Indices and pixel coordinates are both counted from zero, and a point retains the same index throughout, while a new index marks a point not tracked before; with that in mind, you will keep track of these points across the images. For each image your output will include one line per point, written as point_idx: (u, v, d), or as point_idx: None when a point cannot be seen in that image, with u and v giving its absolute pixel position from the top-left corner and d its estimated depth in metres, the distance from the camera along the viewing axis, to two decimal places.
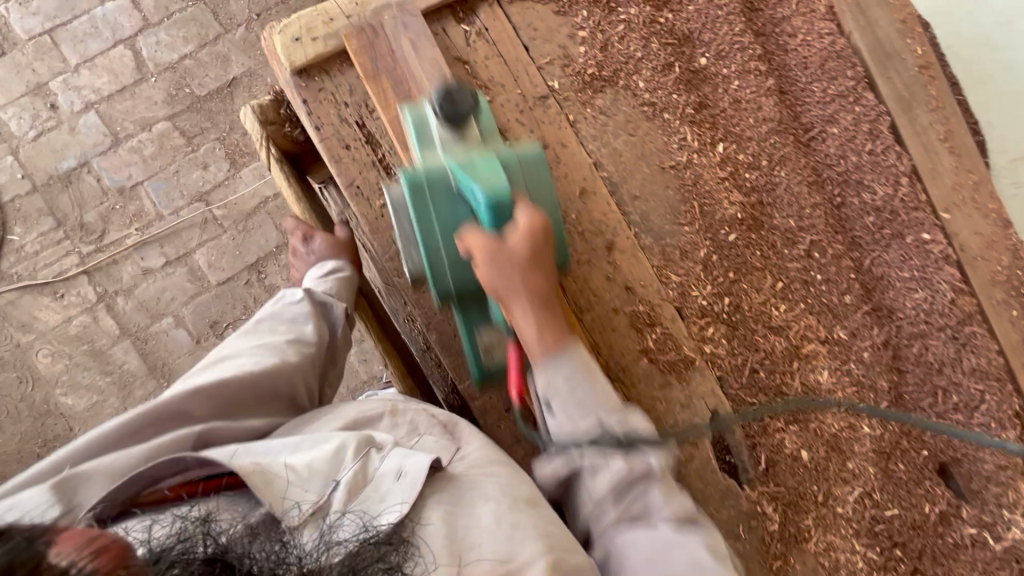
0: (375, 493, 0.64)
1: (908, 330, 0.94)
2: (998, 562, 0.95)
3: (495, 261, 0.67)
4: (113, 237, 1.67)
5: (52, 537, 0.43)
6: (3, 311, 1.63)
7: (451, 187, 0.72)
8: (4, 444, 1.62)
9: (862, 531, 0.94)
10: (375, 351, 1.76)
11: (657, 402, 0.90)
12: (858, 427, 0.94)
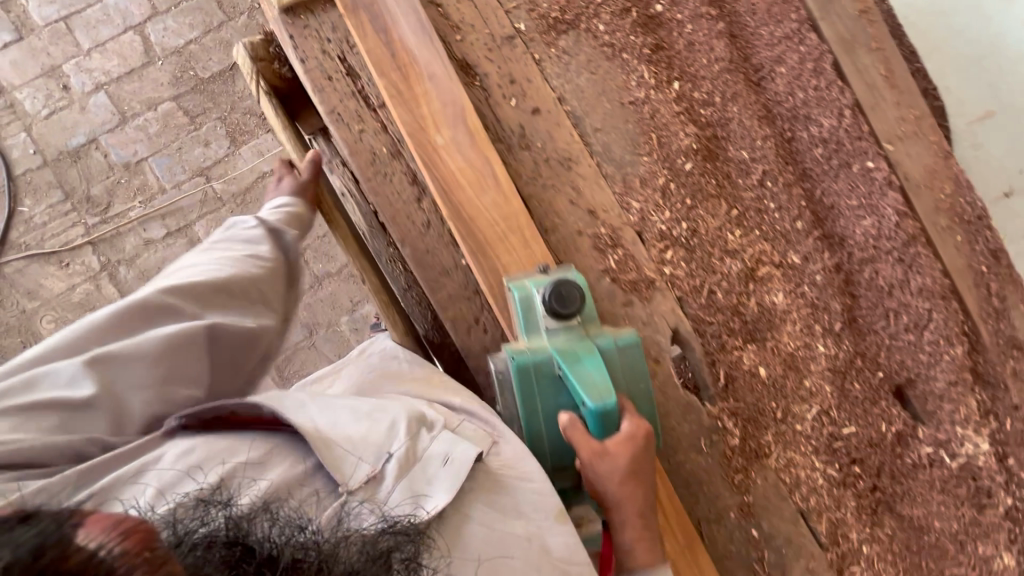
0: (426, 479, 0.64)
1: (858, 255, 1.00)
2: (955, 479, 0.99)
3: (597, 468, 0.72)
4: (117, 209, 1.75)
5: (79, 519, 0.39)
6: (10, 279, 1.70)
7: (556, 373, 0.78)
8: None
9: (821, 448, 0.98)
10: (366, 321, 1.82)
11: (620, 320, 0.95)
12: (813, 347, 0.99)
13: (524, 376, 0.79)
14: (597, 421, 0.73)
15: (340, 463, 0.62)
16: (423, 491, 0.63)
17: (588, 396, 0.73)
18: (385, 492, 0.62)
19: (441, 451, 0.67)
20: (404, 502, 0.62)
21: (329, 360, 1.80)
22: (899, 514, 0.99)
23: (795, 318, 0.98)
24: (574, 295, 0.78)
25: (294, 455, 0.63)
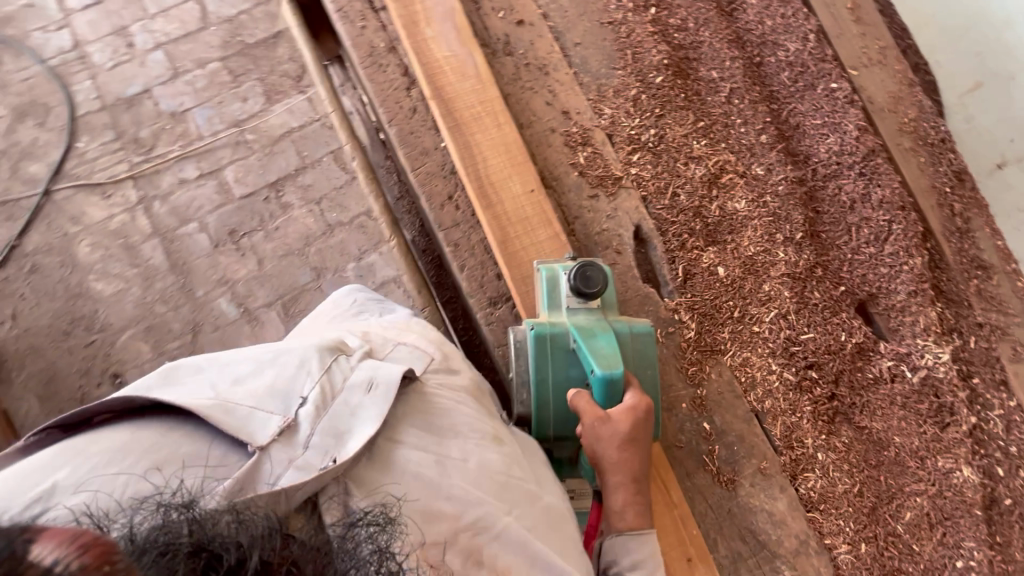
0: (348, 422, 0.82)
1: (822, 169, 1.28)
2: (918, 393, 1.17)
3: (597, 428, 0.97)
4: (159, 151, 1.94)
5: (34, 534, 0.46)
6: (58, 205, 1.88)
7: (570, 348, 1.07)
8: (37, 320, 1.81)
9: (780, 352, 1.16)
10: (371, 268, 1.93)
11: (584, 209, 1.22)
12: (772, 253, 1.19)
13: (544, 342, 1.07)
14: (604, 384, 0.98)
15: (253, 420, 0.78)
16: (345, 434, 0.81)
17: (600, 363, 0.99)
18: (303, 441, 0.78)
19: (355, 397, 0.84)
20: (323, 445, 0.78)
21: None
22: (856, 425, 1.15)
23: (756, 224, 1.21)
24: (597, 283, 1.06)
25: (206, 434, 0.77)
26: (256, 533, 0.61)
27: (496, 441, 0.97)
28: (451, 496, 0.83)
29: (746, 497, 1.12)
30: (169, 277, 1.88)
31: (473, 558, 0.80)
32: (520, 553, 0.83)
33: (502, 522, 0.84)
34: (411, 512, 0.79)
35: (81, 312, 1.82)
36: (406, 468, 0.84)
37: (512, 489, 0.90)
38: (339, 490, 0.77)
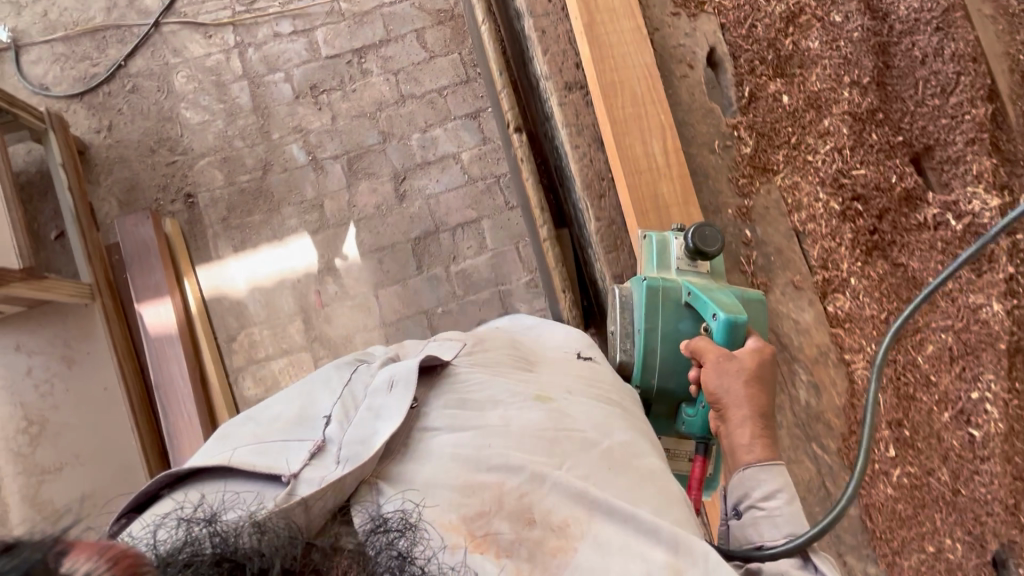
0: (372, 425, 0.79)
1: (900, 26, 1.27)
2: (960, 236, 1.18)
3: (719, 369, 0.95)
4: (260, 5, 2.08)
5: (64, 545, 0.45)
6: (164, 37, 2.04)
7: (682, 302, 1.05)
8: (128, 134, 1.97)
9: (827, 183, 1.18)
10: (434, 142, 2.03)
11: (666, 23, 1.24)
12: (840, 91, 1.20)
13: (656, 292, 1.04)
14: (731, 326, 0.96)
15: (285, 451, 0.77)
16: (371, 436, 0.77)
17: (725, 307, 0.97)
18: (333, 455, 0.75)
19: (378, 399, 0.83)
20: (350, 456, 0.74)
21: (393, 166, 2.01)
22: (892, 261, 1.18)
23: (827, 64, 1.21)
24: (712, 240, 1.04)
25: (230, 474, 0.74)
26: (277, 542, 0.60)
27: (540, 395, 0.91)
28: (490, 467, 0.78)
29: (776, 301, 1.15)
30: (250, 117, 2.02)
31: (524, 518, 0.75)
32: (576, 504, 0.77)
33: (550, 481, 0.77)
34: (451, 491, 0.75)
35: (168, 134, 1.98)
36: (444, 452, 0.79)
37: (561, 443, 0.83)
38: (370, 499, 0.73)
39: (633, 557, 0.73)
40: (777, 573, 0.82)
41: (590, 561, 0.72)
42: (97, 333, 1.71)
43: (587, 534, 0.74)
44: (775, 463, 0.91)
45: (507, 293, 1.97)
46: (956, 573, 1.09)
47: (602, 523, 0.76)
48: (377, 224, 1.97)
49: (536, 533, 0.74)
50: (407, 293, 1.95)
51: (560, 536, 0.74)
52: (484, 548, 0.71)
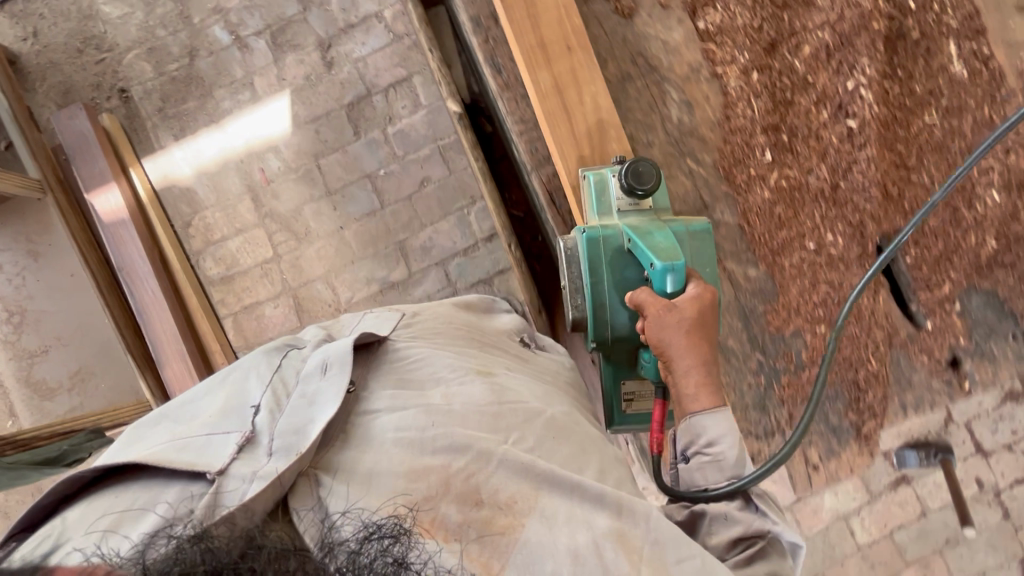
0: (308, 413, 0.92)
1: None
2: None
3: (660, 320, 1.07)
4: None
5: None
6: None
7: (625, 250, 1.16)
8: (55, 40, 1.98)
9: None
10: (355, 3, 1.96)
11: None
12: None
13: (598, 245, 1.17)
14: (665, 275, 1.07)
15: (210, 446, 0.84)
16: (306, 426, 0.89)
17: (660, 255, 1.08)
18: (265, 447, 0.85)
19: (312, 386, 0.96)
20: (286, 443, 0.85)
21: (317, 35, 1.97)
22: None
23: None
24: (647, 179, 1.14)
25: (167, 475, 0.81)
26: (269, 559, 0.63)
27: (478, 378, 1.10)
28: (439, 449, 0.92)
29: (643, 26, 1.36)
30: (169, 4, 1.98)
31: (471, 500, 0.88)
32: (522, 478, 0.92)
33: (495, 456, 0.93)
34: (398, 477, 0.88)
35: (93, 34, 1.97)
36: (388, 437, 0.93)
37: (503, 416, 1.02)
38: (311, 490, 0.83)
39: (577, 521, 0.89)
40: (720, 512, 1.01)
41: (539, 533, 0.87)
42: (56, 224, 1.80)
43: (534, 508, 0.89)
44: (721, 406, 1.07)
45: (445, 146, 1.96)
46: (840, 263, 1.30)
47: (551, 495, 0.92)
48: (309, 94, 1.97)
49: (485, 511, 0.88)
50: (348, 159, 1.96)
51: (510, 513, 0.88)
52: (435, 531, 0.84)
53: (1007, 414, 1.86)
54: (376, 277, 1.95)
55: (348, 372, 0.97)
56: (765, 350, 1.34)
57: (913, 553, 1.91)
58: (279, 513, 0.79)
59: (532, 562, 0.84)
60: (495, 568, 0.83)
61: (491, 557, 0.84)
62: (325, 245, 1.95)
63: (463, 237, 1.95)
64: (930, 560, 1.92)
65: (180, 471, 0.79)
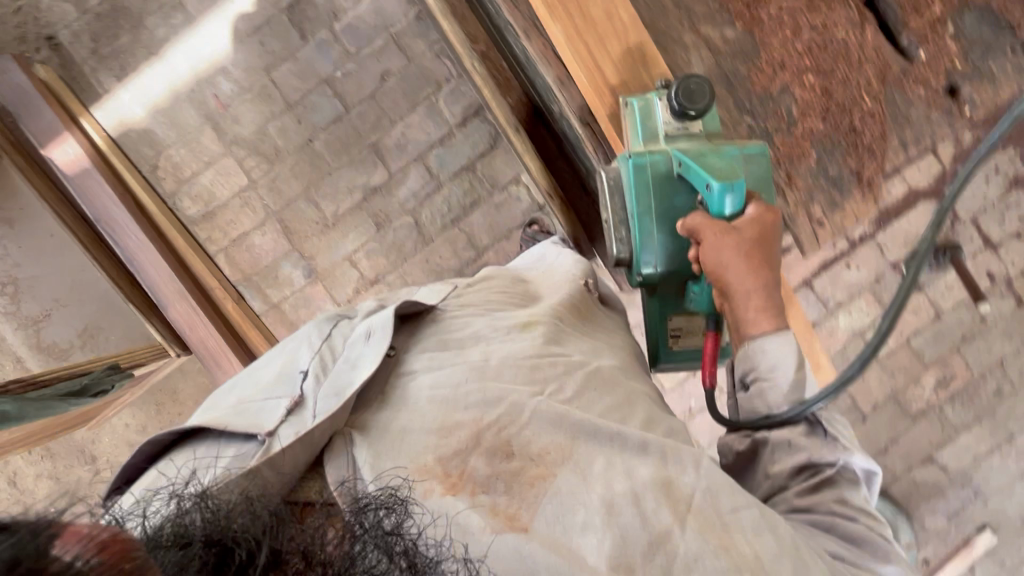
0: (349, 375, 0.91)
1: None
2: None
3: (720, 243, 1.05)
4: None
5: (57, 529, 0.44)
6: None
7: (674, 175, 1.16)
8: None
9: None
10: None
11: None
12: None
13: (645, 170, 1.16)
14: (723, 195, 1.06)
15: (264, 408, 0.85)
16: (347, 387, 0.88)
17: (717, 174, 1.07)
18: (310, 409, 0.84)
19: (356, 350, 0.95)
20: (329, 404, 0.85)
21: None
22: None
23: None
24: (699, 99, 1.12)
25: (226, 438, 0.82)
26: (264, 525, 0.62)
27: (522, 333, 1.06)
28: (469, 404, 0.89)
29: None
30: None
31: (500, 455, 0.85)
32: (559, 430, 0.88)
33: (529, 408, 0.89)
34: (428, 434, 0.85)
35: None
36: (423, 395, 0.90)
37: (541, 368, 0.98)
38: (344, 454, 0.82)
39: (616, 469, 0.85)
40: (783, 440, 1.01)
41: (571, 484, 0.83)
42: (22, 188, 1.75)
43: (569, 458, 0.85)
44: (783, 327, 1.06)
45: (398, 33, 1.85)
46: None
47: (585, 447, 0.88)
48: (244, 3, 1.83)
49: (515, 463, 0.84)
50: (301, 67, 1.86)
51: (541, 463, 0.85)
52: (461, 487, 0.81)
53: (1013, 203, 1.85)
54: (358, 184, 1.90)
55: (388, 335, 0.96)
56: (754, 114, 1.29)
57: (932, 356, 1.94)
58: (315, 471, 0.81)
59: (563, 513, 0.80)
60: (525, 523, 0.79)
61: (518, 508, 0.80)
62: (299, 161, 1.90)
63: (437, 126, 1.88)
64: (949, 360, 1.95)
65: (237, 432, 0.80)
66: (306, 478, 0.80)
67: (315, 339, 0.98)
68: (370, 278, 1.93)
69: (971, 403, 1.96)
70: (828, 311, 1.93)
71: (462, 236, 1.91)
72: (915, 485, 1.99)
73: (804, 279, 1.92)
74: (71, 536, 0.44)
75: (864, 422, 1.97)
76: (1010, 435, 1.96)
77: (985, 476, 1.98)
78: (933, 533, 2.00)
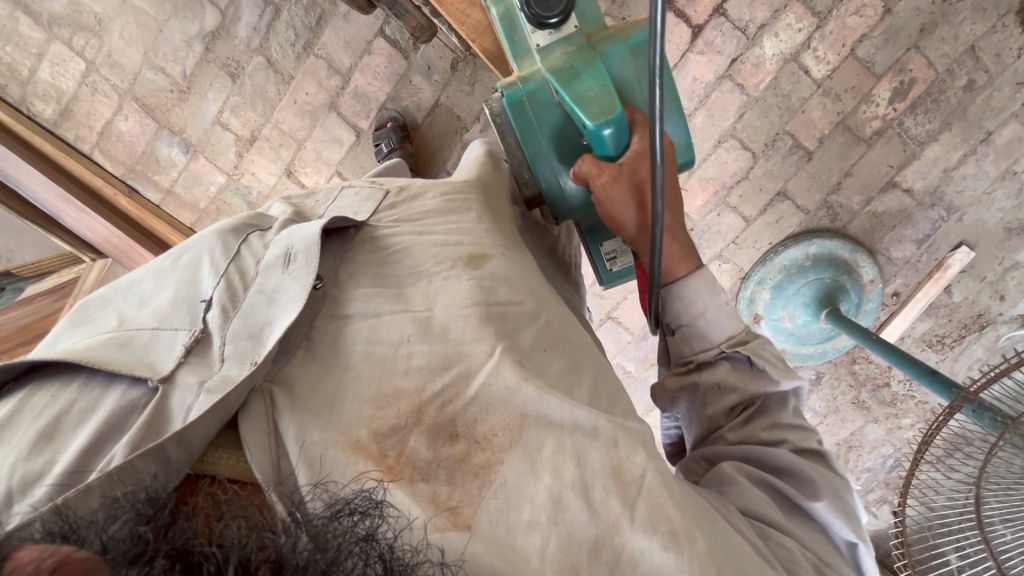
0: (267, 313, 0.72)
1: None
2: None
3: (614, 194, 0.92)
4: None
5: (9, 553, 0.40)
6: None
7: (554, 102, 0.97)
8: None
9: None
10: None
11: None
12: None
13: (524, 105, 0.96)
14: (601, 132, 0.88)
15: (156, 343, 0.69)
16: (263, 330, 0.69)
17: (589, 107, 0.87)
18: (218, 352, 0.67)
19: (273, 279, 0.75)
20: (242, 351, 0.67)
21: None
22: None
23: None
24: (556, 2, 0.90)
25: (104, 377, 0.64)
26: (240, 532, 0.45)
27: (467, 270, 0.80)
28: (411, 369, 0.67)
29: None
30: None
31: (444, 434, 0.63)
32: (506, 408, 0.65)
33: (479, 376, 0.67)
34: (362, 403, 0.65)
35: None
36: (356, 349, 0.70)
37: (491, 323, 0.73)
38: (263, 421, 0.62)
39: (565, 457, 0.62)
40: (713, 384, 0.89)
41: (518, 474, 0.60)
42: None
43: (515, 441, 0.63)
44: (700, 269, 0.95)
45: None
46: None
47: (535, 429, 0.64)
48: None
49: (460, 446, 0.63)
50: None
51: (488, 449, 0.62)
52: (399, 471, 0.60)
53: None
54: (193, 34, 1.70)
55: (313, 266, 0.75)
56: None
57: (885, 62, 1.64)
58: (229, 434, 0.62)
59: (508, 509, 0.59)
60: (467, 519, 0.58)
61: (462, 500, 0.59)
62: (125, 23, 1.70)
63: None
64: (907, 61, 1.63)
65: (120, 372, 0.64)
66: (215, 446, 0.60)
67: (218, 255, 0.82)
68: (246, 137, 1.82)
69: (937, 108, 1.68)
70: (751, 39, 1.63)
71: (320, 62, 1.71)
72: (878, 218, 1.81)
73: (715, 6, 1.61)
74: (14, 568, 0.39)
75: (811, 161, 1.76)
76: (986, 134, 1.69)
77: (958, 189, 1.76)
78: (902, 264, 1.86)
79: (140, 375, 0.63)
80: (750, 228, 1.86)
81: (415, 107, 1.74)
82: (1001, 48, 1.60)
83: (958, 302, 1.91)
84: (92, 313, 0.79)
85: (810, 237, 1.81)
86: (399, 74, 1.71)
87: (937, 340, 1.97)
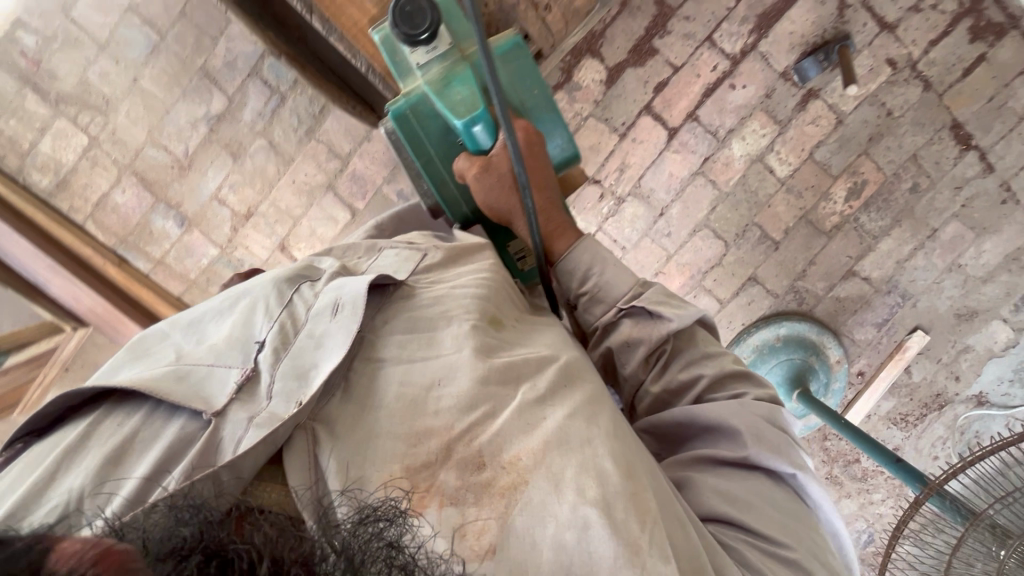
0: (313, 356, 0.73)
1: None
2: None
3: (485, 186, 1.01)
4: None
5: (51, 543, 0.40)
6: None
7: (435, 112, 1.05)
8: None
9: None
10: None
11: None
12: None
13: (409, 118, 1.04)
14: (471, 129, 0.99)
15: (211, 379, 0.71)
16: (311, 371, 0.71)
17: (458, 109, 0.98)
18: (266, 394, 0.68)
19: (321, 325, 0.77)
20: (290, 389, 0.68)
21: None
22: None
23: None
24: (423, 20, 0.95)
25: (167, 407, 0.66)
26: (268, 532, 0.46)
27: (495, 332, 0.83)
28: (440, 410, 0.69)
29: None
30: None
31: (472, 464, 0.64)
32: (532, 435, 0.67)
33: (504, 413, 0.69)
34: (396, 440, 0.66)
35: None
36: (390, 391, 0.71)
37: (517, 366, 0.76)
38: (307, 457, 0.64)
39: (588, 472, 0.63)
40: (623, 340, 0.94)
41: (543, 492, 0.62)
42: None
43: (541, 462, 0.64)
44: (578, 241, 1.03)
45: None
46: None
47: (559, 452, 0.65)
48: None
49: (487, 474, 0.64)
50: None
51: (513, 471, 0.64)
52: (429, 501, 0.62)
53: None
54: (199, 117, 1.78)
55: (358, 317, 0.75)
56: None
57: (840, 166, 1.82)
58: (273, 469, 0.64)
59: (534, 526, 0.60)
60: (492, 545, 0.59)
61: (486, 525, 0.60)
62: (133, 104, 1.77)
63: None
64: (858, 165, 1.82)
65: (180, 405, 0.65)
66: (261, 479, 0.62)
67: (273, 302, 0.83)
68: (243, 213, 1.87)
69: (888, 207, 1.85)
70: (721, 141, 1.79)
71: (321, 147, 1.80)
72: (840, 303, 1.95)
73: (688, 112, 1.76)
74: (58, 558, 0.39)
75: (779, 251, 1.90)
76: (931, 231, 1.86)
77: (910, 279, 1.91)
78: (865, 345, 1.99)
79: (195, 408, 0.64)
80: (724, 309, 1.97)
81: (410, 191, 1.82)
82: (940, 157, 1.79)
83: (918, 382, 2.03)
84: (149, 347, 0.83)
85: (779, 319, 1.93)
86: (395, 161, 1.80)
87: (901, 418, 2.08)
